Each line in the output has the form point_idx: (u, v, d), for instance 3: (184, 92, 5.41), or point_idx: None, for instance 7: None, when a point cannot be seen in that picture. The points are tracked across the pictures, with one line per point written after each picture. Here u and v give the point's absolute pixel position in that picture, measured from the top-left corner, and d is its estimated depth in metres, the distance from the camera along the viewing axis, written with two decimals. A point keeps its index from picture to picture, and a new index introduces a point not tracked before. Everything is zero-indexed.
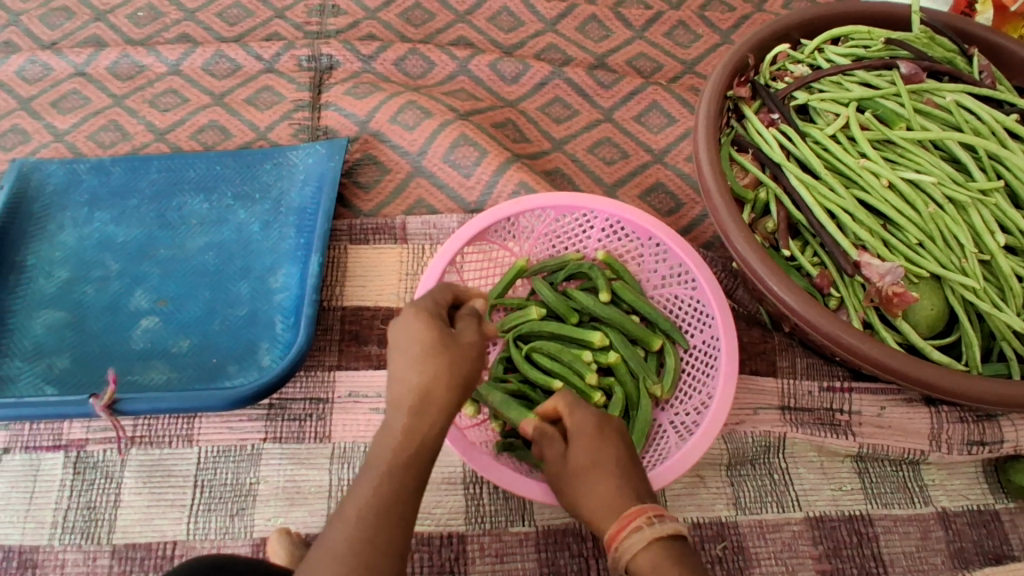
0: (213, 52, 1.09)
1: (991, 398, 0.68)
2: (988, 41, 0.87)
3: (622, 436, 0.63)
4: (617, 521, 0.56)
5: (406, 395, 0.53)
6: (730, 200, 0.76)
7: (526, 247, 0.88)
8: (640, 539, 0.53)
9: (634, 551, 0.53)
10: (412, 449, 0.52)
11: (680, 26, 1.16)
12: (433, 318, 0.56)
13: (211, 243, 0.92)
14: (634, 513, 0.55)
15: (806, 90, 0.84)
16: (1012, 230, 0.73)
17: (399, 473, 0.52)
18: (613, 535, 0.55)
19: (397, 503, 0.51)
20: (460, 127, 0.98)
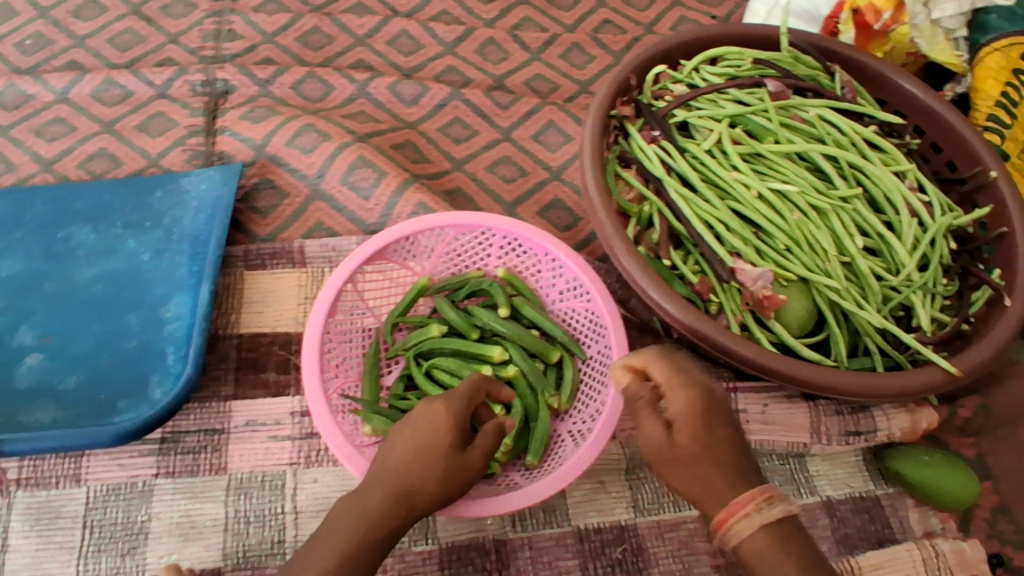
0: (102, 79, 1.06)
1: (851, 390, 0.72)
2: (849, 57, 0.94)
3: (723, 420, 0.61)
4: (728, 506, 0.57)
5: (394, 480, 0.63)
6: (614, 215, 0.79)
7: (428, 266, 0.88)
8: (750, 526, 0.55)
9: (745, 537, 0.55)
10: (381, 534, 0.61)
11: (575, 48, 1.23)
12: (453, 425, 0.66)
13: (101, 274, 0.89)
14: (744, 499, 0.56)
15: (685, 107, 0.87)
16: (871, 234, 0.78)
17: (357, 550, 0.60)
18: (722, 518, 0.56)
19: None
20: (358, 149, 0.99)
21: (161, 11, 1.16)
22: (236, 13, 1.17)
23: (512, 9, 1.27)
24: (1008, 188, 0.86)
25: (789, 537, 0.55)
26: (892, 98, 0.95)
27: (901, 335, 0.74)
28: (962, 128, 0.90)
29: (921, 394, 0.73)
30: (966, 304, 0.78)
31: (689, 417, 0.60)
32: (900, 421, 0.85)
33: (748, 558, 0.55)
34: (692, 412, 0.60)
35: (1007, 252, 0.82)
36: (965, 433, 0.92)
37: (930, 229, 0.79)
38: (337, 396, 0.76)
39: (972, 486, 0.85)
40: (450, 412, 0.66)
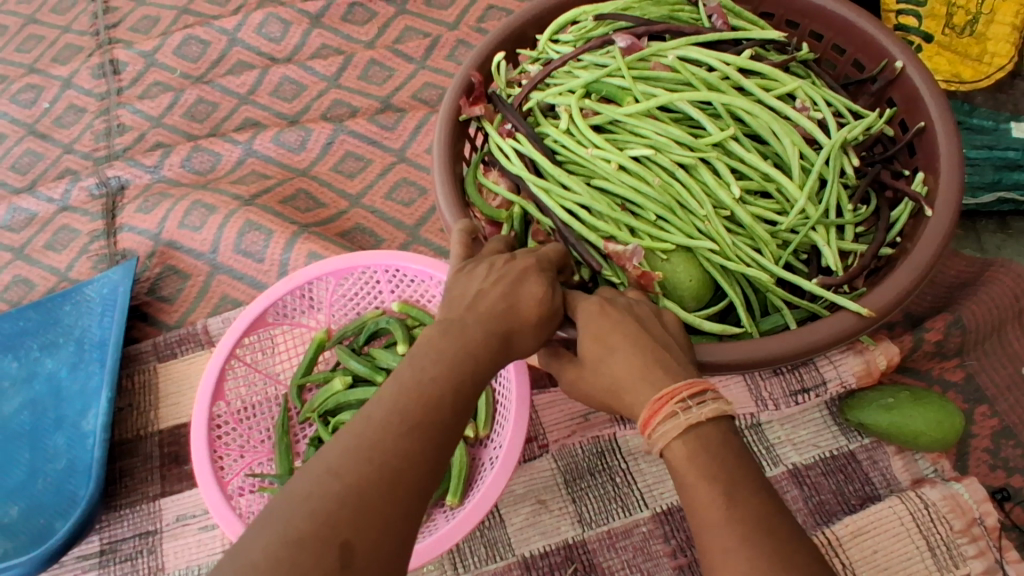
0: (6, 207, 1.08)
1: (774, 355, 0.62)
2: None
3: (628, 314, 0.56)
4: (651, 403, 0.50)
5: (480, 327, 0.50)
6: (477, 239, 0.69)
7: (323, 318, 0.86)
8: (673, 429, 0.48)
9: (667, 440, 0.48)
10: (456, 377, 0.47)
11: (460, 45, 1.17)
12: (542, 268, 0.57)
13: (26, 401, 0.91)
14: (668, 397, 0.49)
15: (542, 87, 0.77)
16: (755, 176, 0.70)
17: (435, 404, 0.45)
18: (645, 422, 0.50)
19: (429, 433, 0.44)
20: (244, 214, 0.99)
21: (54, 124, 1.19)
22: (122, 105, 1.17)
23: (391, 22, 1.21)
24: (918, 76, 0.73)
25: (723, 446, 0.48)
26: (781, 10, 0.82)
27: (802, 283, 0.66)
28: (862, 22, 0.77)
29: (841, 343, 0.64)
30: (884, 225, 0.70)
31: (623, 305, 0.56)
32: (852, 365, 0.78)
33: (673, 464, 0.48)
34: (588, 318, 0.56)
35: (929, 150, 0.71)
36: (947, 356, 0.83)
37: (823, 150, 0.69)
38: (242, 477, 0.76)
39: (951, 419, 0.75)
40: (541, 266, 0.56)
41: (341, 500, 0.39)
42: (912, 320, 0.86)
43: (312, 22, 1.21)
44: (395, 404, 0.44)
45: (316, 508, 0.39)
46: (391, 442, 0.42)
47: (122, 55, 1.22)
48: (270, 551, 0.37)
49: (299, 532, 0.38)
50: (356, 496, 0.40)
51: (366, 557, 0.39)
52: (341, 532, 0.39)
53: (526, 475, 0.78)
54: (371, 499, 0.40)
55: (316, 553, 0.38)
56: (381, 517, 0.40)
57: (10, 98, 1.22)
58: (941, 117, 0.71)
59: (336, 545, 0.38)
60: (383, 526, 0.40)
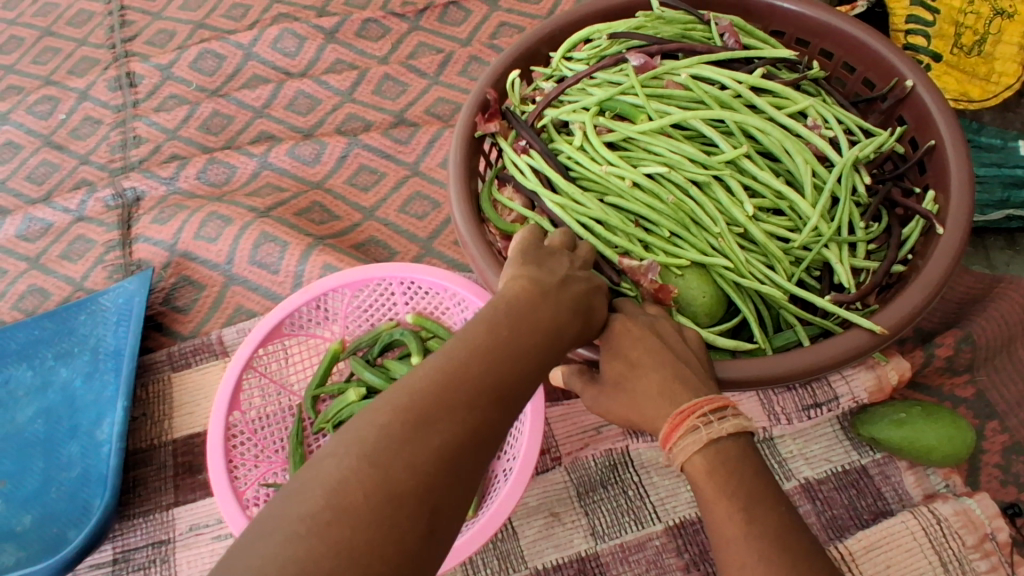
0: (22, 217, 1.09)
1: (790, 370, 0.63)
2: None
3: (649, 330, 0.57)
4: (671, 419, 0.51)
5: (565, 334, 0.51)
6: (493, 255, 0.70)
7: (338, 329, 0.87)
8: (694, 443, 0.49)
9: (687, 455, 0.49)
10: (533, 362, 0.48)
11: (472, 61, 1.19)
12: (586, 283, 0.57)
13: (40, 410, 0.91)
14: (688, 412, 0.50)
15: (556, 104, 0.78)
16: (768, 193, 0.71)
17: (516, 384, 0.45)
18: (666, 437, 0.51)
19: (509, 409, 0.45)
20: (259, 226, 1.00)
21: (71, 135, 1.20)
22: (139, 117, 1.19)
23: (404, 38, 1.22)
24: (928, 95, 0.74)
25: (742, 460, 0.48)
26: (791, 29, 0.83)
27: (815, 300, 0.67)
28: (872, 41, 0.78)
29: (853, 360, 0.65)
30: (895, 243, 0.71)
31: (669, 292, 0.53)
32: (863, 381, 0.79)
33: (694, 478, 0.49)
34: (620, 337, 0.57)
35: (939, 168, 0.72)
36: (957, 373, 0.84)
37: (835, 168, 0.70)
38: (257, 487, 0.76)
39: (963, 434, 0.75)
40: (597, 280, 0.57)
41: (435, 464, 0.39)
42: (922, 336, 0.87)
43: (327, 37, 1.23)
44: (482, 377, 0.44)
45: (411, 466, 0.38)
46: (479, 416, 0.42)
47: (139, 68, 1.24)
48: (366, 501, 0.36)
49: (395, 487, 0.37)
50: (450, 455, 0.40)
51: (447, 524, 0.39)
52: (432, 494, 0.38)
53: (538, 487, 0.79)
54: (462, 464, 0.40)
55: (410, 513, 0.37)
56: (463, 488, 0.40)
57: (26, 110, 1.24)
58: (950, 135, 0.72)
59: (426, 509, 0.38)
60: (463, 497, 0.40)
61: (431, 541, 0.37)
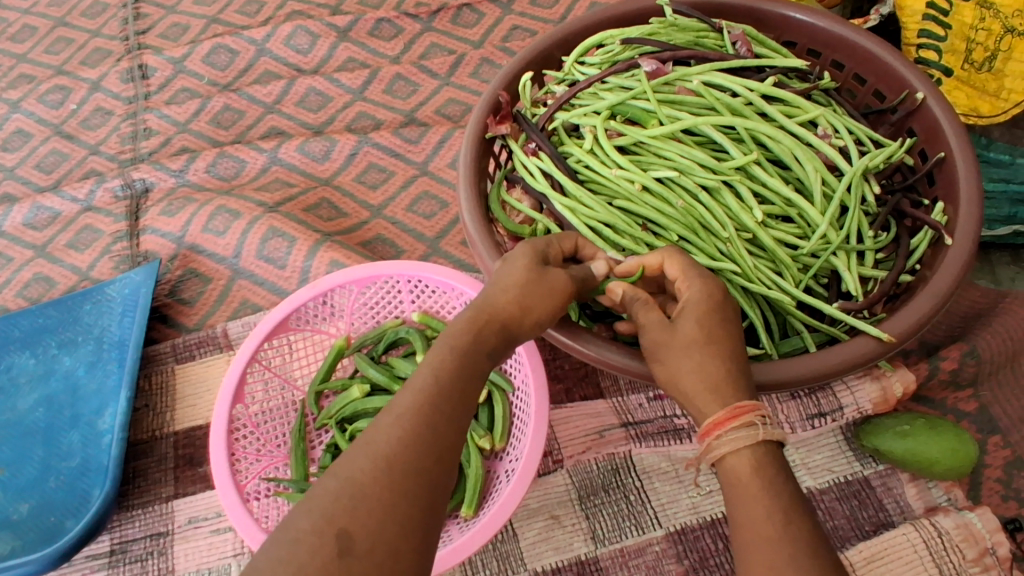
0: (29, 206, 1.10)
1: (796, 377, 0.63)
2: (747, 8, 0.83)
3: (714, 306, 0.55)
4: (726, 409, 0.50)
5: (490, 330, 0.53)
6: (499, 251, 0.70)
7: (343, 326, 0.86)
8: (748, 438, 0.48)
9: (736, 446, 0.48)
10: (469, 383, 0.50)
11: (484, 63, 1.19)
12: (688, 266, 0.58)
13: (41, 398, 0.91)
14: (747, 407, 0.50)
15: (567, 107, 0.79)
16: (777, 200, 0.71)
17: (443, 405, 0.48)
18: (713, 423, 0.50)
19: (431, 419, 0.47)
20: (267, 221, 1.00)
21: (81, 125, 1.21)
22: (150, 110, 1.19)
23: (417, 38, 1.23)
24: (939, 107, 0.75)
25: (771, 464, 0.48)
26: (803, 39, 0.84)
27: (823, 307, 0.67)
28: (884, 54, 0.79)
29: (859, 367, 0.65)
30: (904, 253, 0.71)
31: (707, 304, 0.54)
32: (868, 392, 0.79)
33: (733, 472, 0.49)
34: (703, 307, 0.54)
35: (947, 180, 0.73)
36: (961, 386, 0.84)
37: (845, 177, 0.71)
38: (257, 481, 0.76)
39: (964, 447, 0.75)
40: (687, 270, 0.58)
41: (338, 497, 0.42)
42: (926, 349, 0.87)
43: (339, 35, 1.23)
44: (405, 410, 0.47)
45: (315, 504, 0.42)
46: (388, 436, 0.45)
47: (152, 60, 1.25)
48: (274, 546, 0.40)
49: (296, 527, 0.41)
50: (356, 481, 0.43)
51: (366, 544, 0.40)
52: (340, 518, 0.41)
53: (540, 489, 0.79)
54: (375, 484, 0.43)
55: (317, 542, 0.40)
56: (382, 508, 0.42)
57: (37, 99, 1.25)
58: (960, 149, 0.72)
59: (335, 534, 0.40)
60: (384, 517, 0.42)
61: (347, 561, 0.40)
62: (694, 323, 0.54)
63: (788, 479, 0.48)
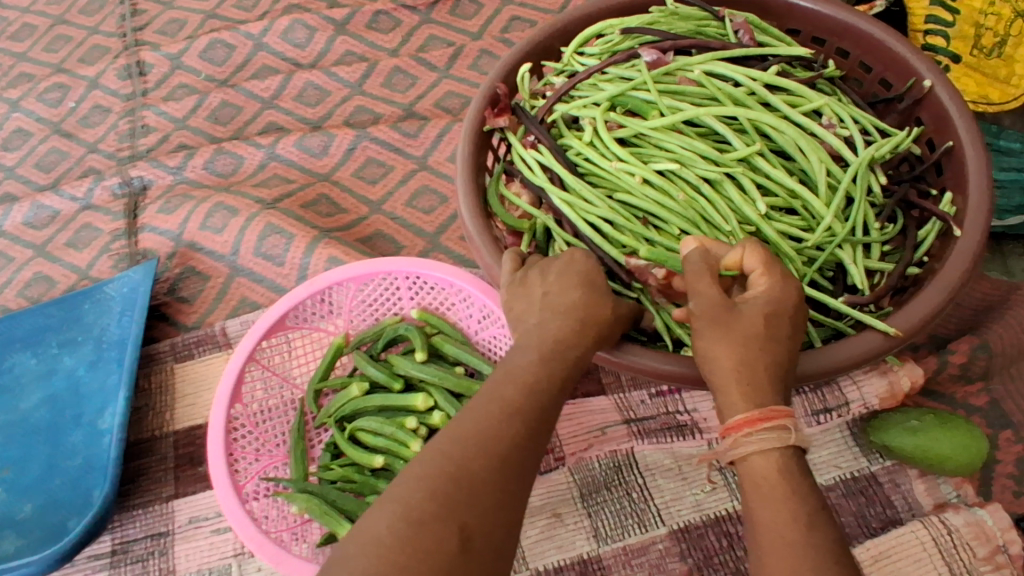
0: (29, 205, 1.09)
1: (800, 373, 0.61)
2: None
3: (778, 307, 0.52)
4: (759, 409, 0.48)
5: (572, 350, 0.55)
6: (496, 245, 0.69)
7: (342, 323, 0.86)
8: (780, 439, 0.47)
9: (764, 447, 0.47)
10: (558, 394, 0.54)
11: (483, 55, 1.18)
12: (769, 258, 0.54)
13: (43, 398, 0.91)
14: (781, 410, 0.48)
15: (566, 99, 0.77)
16: (781, 191, 0.69)
17: (542, 414, 0.51)
18: (744, 420, 0.48)
19: (530, 421, 0.50)
20: (266, 217, 0.99)
21: (80, 123, 1.20)
22: (148, 106, 1.18)
23: (416, 30, 1.22)
24: (947, 95, 0.73)
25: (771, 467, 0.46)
26: (808, 27, 0.82)
27: (828, 301, 0.65)
28: (891, 40, 0.76)
29: (865, 362, 0.63)
30: (911, 245, 0.69)
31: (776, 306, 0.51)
32: (875, 387, 0.77)
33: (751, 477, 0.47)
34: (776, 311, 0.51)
35: (957, 169, 0.71)
36: (971, 380, 0.82)
37: (850, 168, 0.69)
38: (256, 481, 0.75)
39: (977, 442, 0.74)
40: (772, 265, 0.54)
41: (458, 489, 0.45)
42: (935, 343, 0.85)
43: (337, 29, 1.22)
44: (509, 411, 0.50)
45: (436, 493, 0.44)
46: (499, 436, 0.48)
47: (149, 57, 1.24)
48: (397, 532, 0.43)
49: (418, 508, 0.44)
50: (472, 475, 0.46)
51: (481, 542, 0.44)
52: (462, 511, 0.44)
53: (542, 487, 0.78)
54: (489, 481, 0.46)
55: (439, 533, 0.43)
56: (493, 505, 0.45)
57: (37, 97, 1.24)
58: (969, 137, 0.70)
59: (456, 526, 0.43)
60: (495, 518, 0.45)
61: (466, 554, 0.43)
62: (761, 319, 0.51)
63: (790, 480, 0.46)
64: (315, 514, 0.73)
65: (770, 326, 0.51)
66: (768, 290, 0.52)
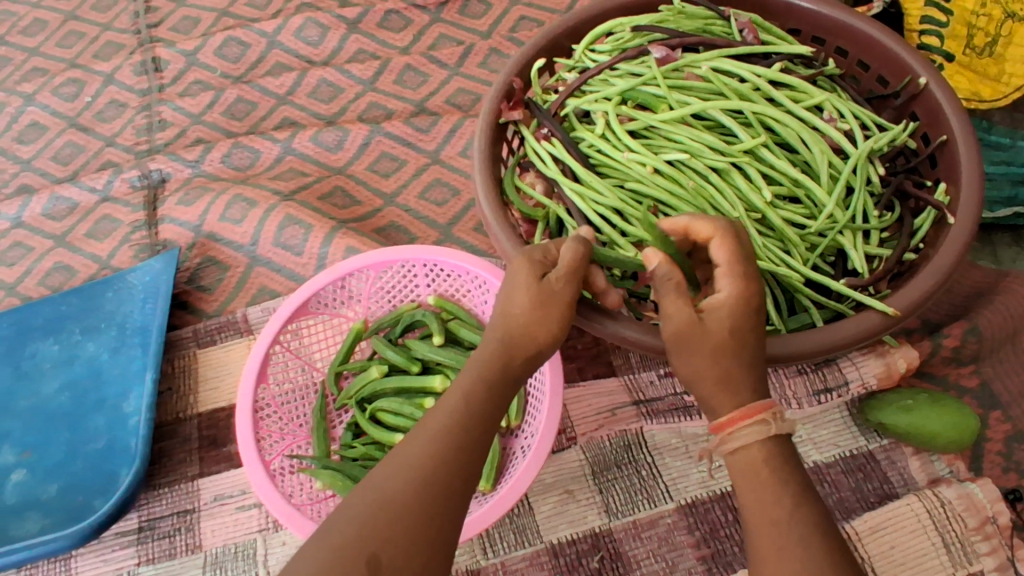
0: (48, 196, 1.12)
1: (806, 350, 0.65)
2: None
3: (743, 315, 0.53)
4: (739, 407, 0.52)
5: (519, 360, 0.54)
6: (513, 231, 0.73)
7: (360, 309, 0.89)
8: (762, 433, 0.51)
9: (750, 441, 0.51)
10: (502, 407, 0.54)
11: (492, 53, 1.21)
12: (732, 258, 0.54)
13: (66, 383, 0.94)
14: (759, 406, 0.51)
15: (577, 94, 0.81)
16: (786, 180, 0.73)
17: (473, 433, 0.51)
18: (727, 420, 0.51)
19: (465, 437, 0.51)
20: (284, 209, 1.02)
21: (96, 118, 1.23)
22: (163, 102, 1.21)
23: (425, 29, 1.25)
24: (941, 91, 0.76)
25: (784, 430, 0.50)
26: (808, 27, 0.86)
27: (830, 284, 0.69)
28: (887, 40, 0.80)
29: (862, 342, 0.67)
30: (906, 232, 0.73)
31: (738, 308, 0.52)
32: (872, 367, 0.81)
33: (740, 467, 0.51)
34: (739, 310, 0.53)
35: (950, 163, 0.75)
36: (963, 363, 0.86)
37: (851, 159, 0.73)
38: (282, 458, 0.78)
39: (967, 420, 0.78)
40: (734, 266, 0.54)
41: (377, 516, 0.46)
42: (929, 327, 0.89)
43: (349, 27, 1.25)
44: (442, 430, 0.51)
45: (355, 518, 0.47)
46: (424, 457, 0.49)
47: (164, 53, 1.27)
48: (311, 561, 0.45)
49: (340, 537, 0.46)
50: (391, 500, 0.47)
51: (392, 566, 0.45)
52: (374, 538, 0.45)
53: (554, 465, 0.81)
54: (407, 503, 0.47)
55: (348, 560, 0.45)
56: (414, 525, 0.46)
57: (52, 92, 1.26)
58: (961, 132, 0.74)
59: (365, 553, 0.45)
60: (413, 542, 0.46)
61: None
62: (725, 326, 0.52)
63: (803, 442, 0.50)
64: (339, 489, 0.76)
65: (735, 332, 0.52)
66: (732, 292, 0.53)
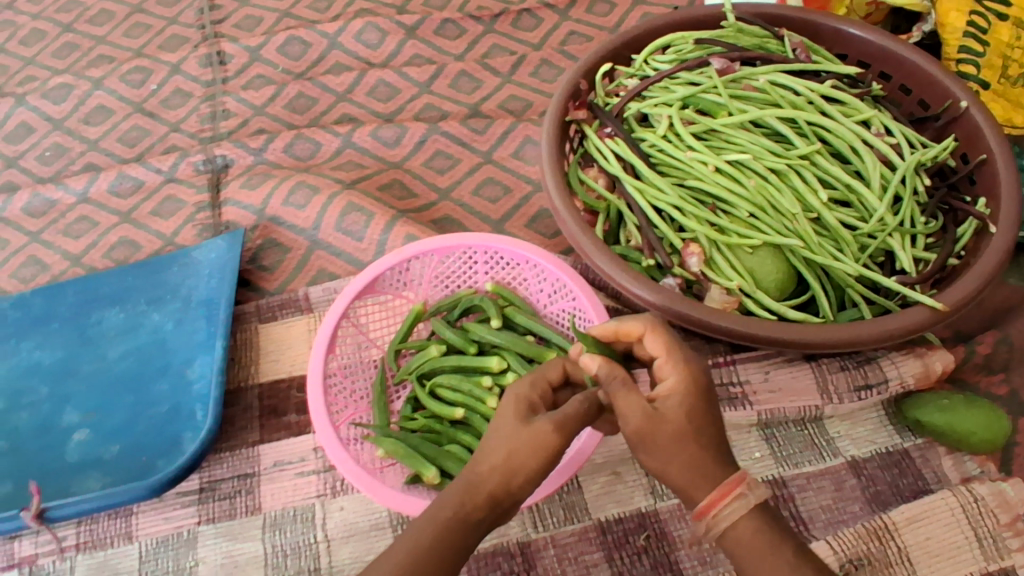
0: (115, 174, 1.17)
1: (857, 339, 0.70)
2: (799, 20, 0.91)
3: (696, 399, 0.55)
4: (716, 487, 0.52)
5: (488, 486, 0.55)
6: (581, 219, 0.77)
7: (420, 292, 0.93)
8: (740, 510, 0.52)
9: (737, 518, 0.52)
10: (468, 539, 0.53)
11: (544, 63, 1.27)
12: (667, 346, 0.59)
13: (129, 349, 0.98)
14: (733, 480, 0.53)
15: (639, 99, 0.86)
16: (839, 185, 0.79)
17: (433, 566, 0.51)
18: (709, 503, 0.52)
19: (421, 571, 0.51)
20: (346, 197, 1.07)
21: (161, 105, 1.28)
22: (227, 93, 1.27)
23: (480, 39, 1.32)
24: (981, 115, 0.82)
25: None
26: (854, 51, 0.92)
27: (882, 280, 0.74)
28: (930, 65, 0.86)
29: (912, 335, 0.71)
30: (951, 239, 0.78)
31: (686, 389, 0.55)
32: (911, 368, 0.86)
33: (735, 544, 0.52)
34: (689, 390, 0.55)
35: (989, 180, 0.80)
36: (993, 371, 0.91)
37: (899, 170, 0.78)
38: (348, 427, 0.82)
39: (998, 423, 0.82)
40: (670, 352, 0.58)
41: None
42: (960, 337, 0.94)
43: (407, 33, 1.32)
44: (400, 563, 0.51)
45: None
46: None
47: (229, 48, 1.33)
48: None
49: None
50: None
51: None
52: None
53: (604, 446, 0.85)
54: None
55: None
56: None
57: (118, 78, 1.32)
58: (1000, 152, 0.80)
59: None
60: None
61: None
62: (679, 407, 0.54)
63: None
64: (400, 457, 0.79)
65: (692, 414, 0.54)
66: (677, 377, 0.56)
